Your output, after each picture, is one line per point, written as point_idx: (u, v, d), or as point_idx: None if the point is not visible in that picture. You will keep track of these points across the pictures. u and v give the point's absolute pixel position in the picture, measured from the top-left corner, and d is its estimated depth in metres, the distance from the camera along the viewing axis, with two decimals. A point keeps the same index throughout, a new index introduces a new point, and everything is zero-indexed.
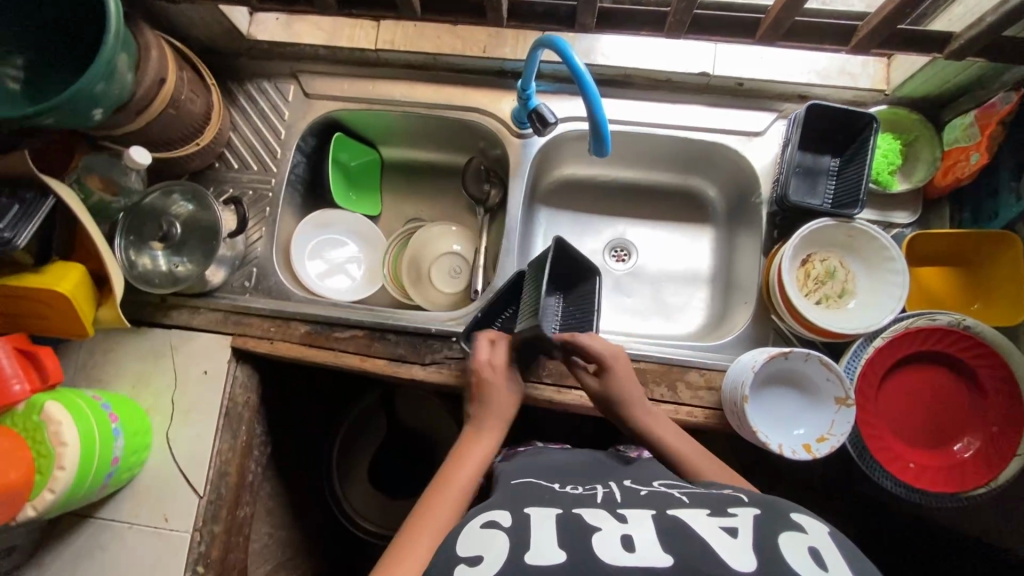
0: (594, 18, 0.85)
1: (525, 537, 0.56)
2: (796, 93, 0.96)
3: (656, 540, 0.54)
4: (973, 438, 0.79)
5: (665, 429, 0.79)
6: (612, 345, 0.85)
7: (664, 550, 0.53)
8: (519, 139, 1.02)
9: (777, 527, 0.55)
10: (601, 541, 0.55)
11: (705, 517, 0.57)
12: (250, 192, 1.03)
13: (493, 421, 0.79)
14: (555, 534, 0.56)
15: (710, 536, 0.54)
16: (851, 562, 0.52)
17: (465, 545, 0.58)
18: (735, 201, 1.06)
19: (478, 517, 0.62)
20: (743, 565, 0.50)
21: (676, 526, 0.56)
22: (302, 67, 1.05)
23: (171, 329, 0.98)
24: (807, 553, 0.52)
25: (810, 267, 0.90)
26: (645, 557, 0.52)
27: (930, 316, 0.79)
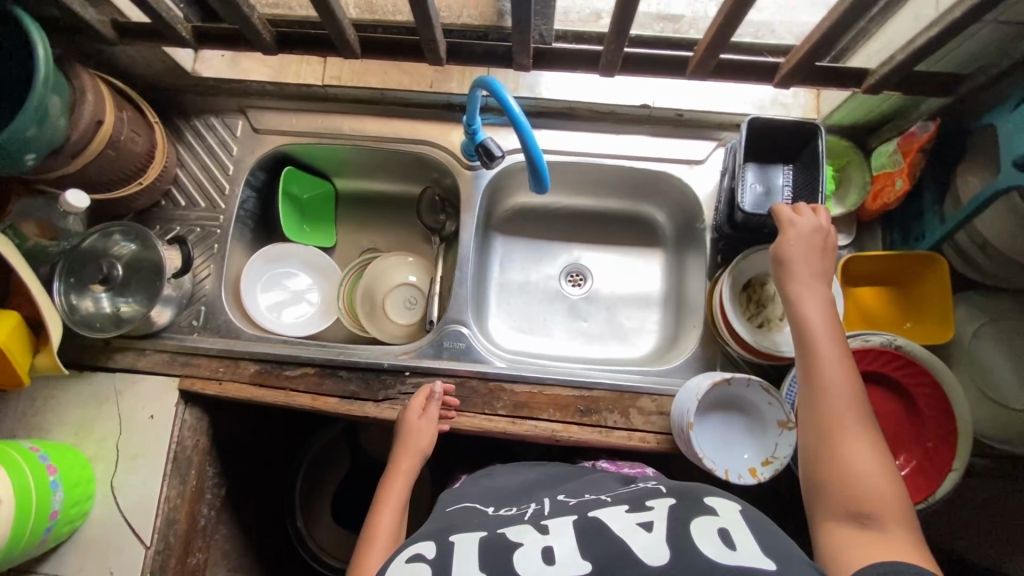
0: (530, 59, 0.86)
1: (447, 564, 0.57)
2: (733, 123, 1.00)
3: (575, 547, 0.56)
4: (910, 457, 0.82)
5: (824, 306, 0.69)
6: (820, 257, 0.74)
7: (582, 557, 0.54)
8: (469, 171, 1.03)
9: (692, 513, 0.57)
10: (522, 555, 0.56)
11: (623, 515, 0.59)
12: (197, 230, 1.01)
13: (410, 453, 0.84)
14: (476, 557, 0.57)
15: (630, 533, 0.56)
16: (762, 538, 0.53)
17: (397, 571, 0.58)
18: (683, 226, 1.09)
19: (404, 551, 0.61)
20: (652, 559, 0.52)
21: (596, 527, 0.58)
22: (251, 102, 1.05)
23: (115, 373, 0.95)
24: (718, 534, 0.54)
25: (753, 291, 0.92)
26: (563, 568, 0.54)
27: (863, 337, 0.82)
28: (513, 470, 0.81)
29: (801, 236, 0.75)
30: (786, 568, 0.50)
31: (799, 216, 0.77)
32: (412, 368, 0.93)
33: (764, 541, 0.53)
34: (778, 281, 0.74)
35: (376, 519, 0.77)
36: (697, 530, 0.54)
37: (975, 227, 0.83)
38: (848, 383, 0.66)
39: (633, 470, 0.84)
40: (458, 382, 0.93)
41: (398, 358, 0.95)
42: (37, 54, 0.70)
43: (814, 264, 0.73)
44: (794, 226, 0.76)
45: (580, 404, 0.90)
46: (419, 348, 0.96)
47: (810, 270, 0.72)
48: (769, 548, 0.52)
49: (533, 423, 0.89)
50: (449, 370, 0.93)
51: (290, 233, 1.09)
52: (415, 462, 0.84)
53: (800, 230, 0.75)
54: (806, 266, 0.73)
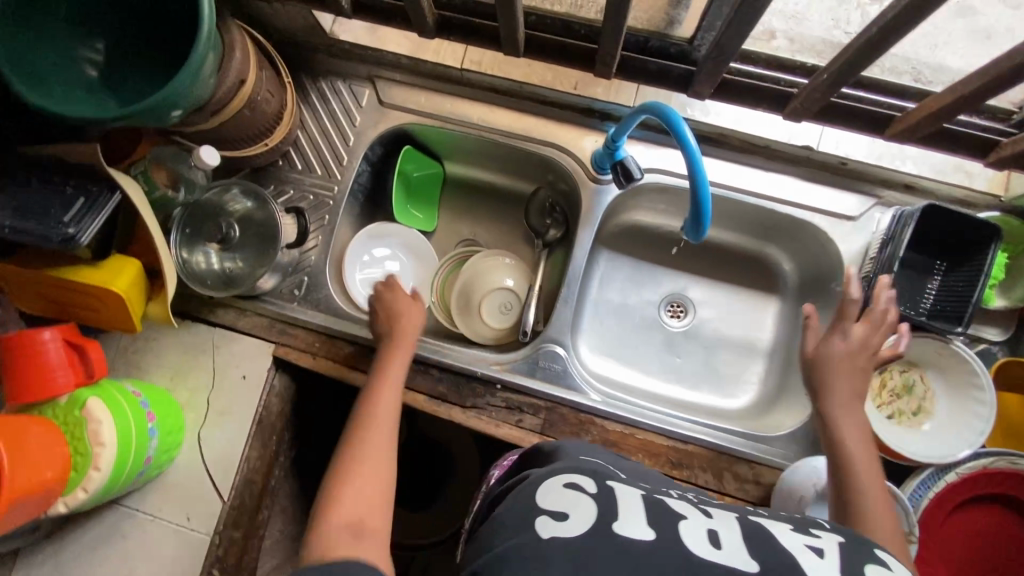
0: (711, 88, 0.80)
1: (613, 509, 0.53)
2: (902, 182, 0.90)
3: (740, 543, 0.51)
4: None
5: (859, 426, 0.70)
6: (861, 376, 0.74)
7: (750, 555, 0.50)
8: (595, 184, 0.97)
9: (864, 558, 0.51)
10: (687, 530, 0.52)
11: (789, 531, 0.54)
12: (310, 197, 1.00)
13: (400, 342, 0.87)
14: (643, 512, 0.54)
15: (800, 552, 0.51)
16: None
17: (552, 493, 0.56)
18: (811, 280, 1.01)
19: (559, 477, 0.59)
20: None
21: (761, 532, 0.53)
22: (382, 73, 1.00)
23: (215, 327, 0.97)
24: None
25: (885, 378, 0.83)
26: (730, 557, 0.49)
27: (1013, 459, 0.74)
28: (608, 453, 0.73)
29: (851, 347, 0.75)
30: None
31: (854, 322, 0.76)
32: (505, 383, 0.91)
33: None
34: (814, 391, 0.74)
35: (379, 389, 0.81)
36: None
37: None
38: (880, 502, 0.63)
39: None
40: (548, 407, 0.90)
41: (491, 369, 0.92)
42: (205, 9, 0.67)
43: (854, 376, 0.73)
44: (845, 335, 0.75)
45: (673, 456, 0.86)
46: (512, 361, 0.93)
47: (847, 386, 0.73)
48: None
49: None
50: (541, 393, 0.90)
51: (397, 211, 1.07)
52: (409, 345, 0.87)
53: (851, 342, 0.75)
54: (847, 384, 0.73)
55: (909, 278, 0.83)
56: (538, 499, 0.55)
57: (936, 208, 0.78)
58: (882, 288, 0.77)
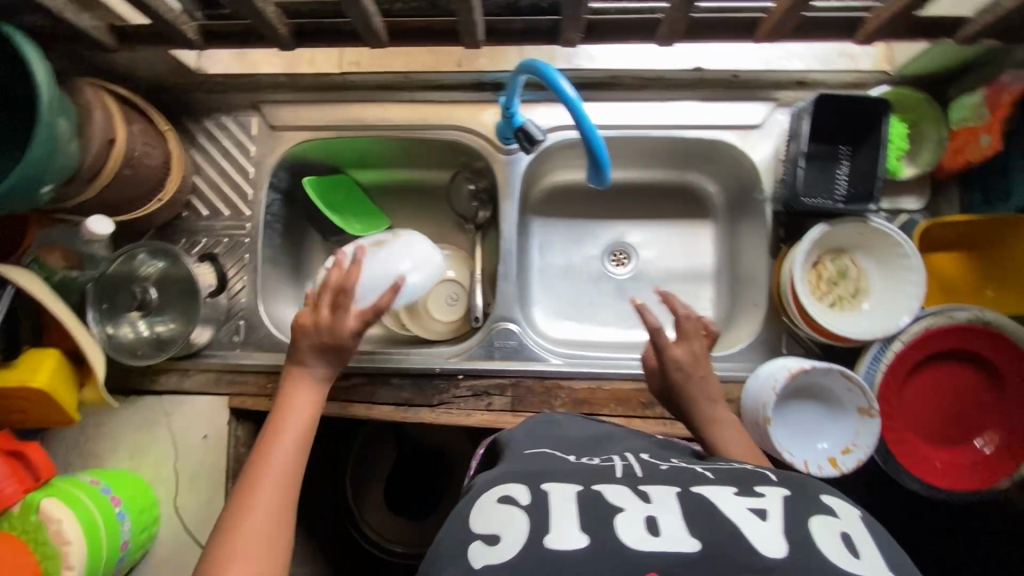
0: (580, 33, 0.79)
1: (545, 518, 0.52)
2: (795, 80, 0.91)
3: (680, 520, 0.51)
4: (993, 433, 0.77)
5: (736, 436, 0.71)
6: (707, 380, 0.76)
7: (691, 534, 0.50)
8: (504, 156, 0.96)
9: (808, 508, 0.52)
10: (623, 520, 0.51)
11: (730, 496, 0.54)
12: (225, 240, 0.97)
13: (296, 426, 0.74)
14: (576, 513, 0.52)
15: (742, 519, 0.51)
16: (886, 550, 0.50)
17: (486, 513, 0.54)
18: (736, 196, 1.02)
19: (491, 491, 0.57)
20: (773, 551, 0.48)
21: (701, 506, 0.52)
22: (263, 97, 0.98)
23: (162, 395, 0.94)
24: (841, 539, 0.49)
25: (822, 268, 0.86)
26: (670, 540, 0.49)
27: (950, 313, 0.77)
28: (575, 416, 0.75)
29: (686, 368, 0.76)
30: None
31: (675, 345, 0.77)
32: (465, 371, 0.90)
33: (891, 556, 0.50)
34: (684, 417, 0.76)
35: (280, 427, 0.73)
36: (818, 532, 0.50)
37: None
38: None
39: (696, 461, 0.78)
40: (513, 383, 0.90)
41: (450, 361, 0.91)
42: (37, 73, 0.64)
43: (697, 386, 0.75)
44: (676, 363, 0.76)
45: (643, 397, 0.88)
46: (468, 348, 0.93)
47: (703, 401, 0.74)
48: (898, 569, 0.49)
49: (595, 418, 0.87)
50: (503, 371, 0.90)
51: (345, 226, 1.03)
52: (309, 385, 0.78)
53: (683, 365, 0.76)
54: (699, 401, 0.75)
55: (817, 170, 0.83)
56: (469, 522, 0.54)
57: (831, 96, 0.79)
58: (672, 300, 0.80)
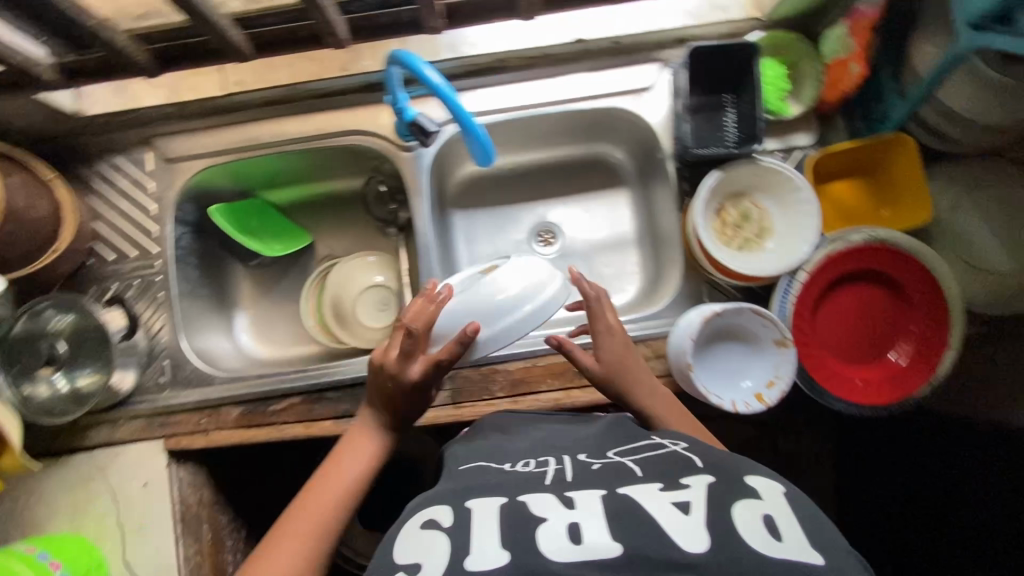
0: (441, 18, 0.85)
1: (465, 542, 0.53)
2: (674, 38, 0.93)
3: (605, 525, 0.52)
4: (905, 345, 0.81)
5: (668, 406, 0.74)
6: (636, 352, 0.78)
7: (613, 538, 0.51)
8: (407, 153, 0.95)
9: (732, 497, 0.54)
10: (546, 533, 0.52)
11: (657, 494, 0.55)
12: (137, 282, 0.94)
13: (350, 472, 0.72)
14: (498, 528, 0.53)
15: (667, 516, 0.52)
16: (808, 530, 0.52)
17: (409, 540, 0.56)
18: (643, 159, 1.04)
19: (417, 517, 0.58)
20: (694, 547, 0.50)
21: (627, 507, 0.54)
22: (154, 130, 0.96)
23: (94, 450, 0.90)
24: (764, 524, 0.52)
25: (725, 215, 0.88)
26: (592, 549, 0.50)
27: (845, 237, 0.80)
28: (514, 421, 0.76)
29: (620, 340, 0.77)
30: (834, 563, 0.49)
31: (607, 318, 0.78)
32: None
33: (811, 532, 0.52)
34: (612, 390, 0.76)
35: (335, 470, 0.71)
36: (740, 517, 0.52)
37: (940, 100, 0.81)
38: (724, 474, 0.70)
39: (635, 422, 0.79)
40: (450, 375, 0.90)
41: None
42: None
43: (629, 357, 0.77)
44: (607, 331, 0.77)
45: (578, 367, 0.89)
46: None
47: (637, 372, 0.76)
48: (817, 543, 0.51)
49: (535, 397, 0.87)
50: None
51: (261, 248, 1.03)
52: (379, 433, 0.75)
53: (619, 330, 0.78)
54: (638, 367, 0.76)
55: (705, 119, 0.87)
56: (395, 551, 0.55)
57: (704, 47, 0.82)
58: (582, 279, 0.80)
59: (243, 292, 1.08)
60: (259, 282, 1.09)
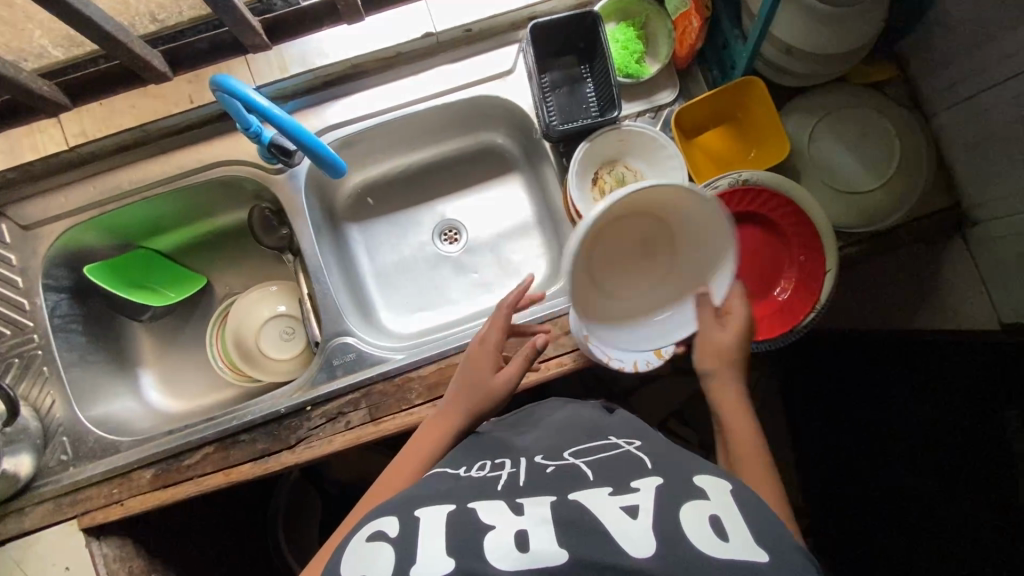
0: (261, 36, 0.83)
1: (413, 544, 0.52)
2: (524, 18, 0.94)
3: (552, 530, 0.51)
4: (787, 280, 0.84)
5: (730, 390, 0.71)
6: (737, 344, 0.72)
7: (558, 544, 0.49)
8: (281, 175, 0.93)
9: (680, 498, 0.53)
10: (494, 542, 0.51)
11: (605, 497, 0.54)
12: (17, 361, 0.89)
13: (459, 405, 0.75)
14: (443, 534, 0.52)
15: (612, 517, 0.51)
16: (754, 528, 0.50)
17: (355, 554, 0.53)
18: (524, 140, 1.05)
19: (366, 528, 0.56)
20: (640, 552, 0.47)
21: (575, 511, 0.52)
22: (4, 200, 0.90)
23: (3, 546, 0.85)
24: (709, 521, 0.50)
25: (603, 183, 0.89)
26: (537, 557, 0.49)
27: (712, 185, 0.82)
28: (505, 429, 0.75)
29: (731, 330, 0.71)
30: (777, 559, 0.48)
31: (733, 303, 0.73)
32: (312, 401, 0.87)
33: (756, 529, 0.50)
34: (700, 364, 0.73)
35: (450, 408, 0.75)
36: (687, 516, 0.51)
37: (773, 35, 0.84)
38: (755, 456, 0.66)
39: (550, 407, 0.80)
40: (363, 393, 0.88)
41: (293, 398, 0.88)
42: None
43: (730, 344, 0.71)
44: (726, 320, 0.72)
45: None
46: (309, 377, 0.90)
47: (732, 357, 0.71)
48: (762, 539, 0.50)
49: None
50: (349, 386, 0.88)
51: (147, 300, 0.99)
52: (465, 409, 0.74)
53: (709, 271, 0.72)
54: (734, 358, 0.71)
55: (564, 93, 0.89)
56: (341, 566, 0.53)
57: (546, 21, 0.83)
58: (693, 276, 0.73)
59: (144, 348, 1.04)
60: (159, 335, 1.05)
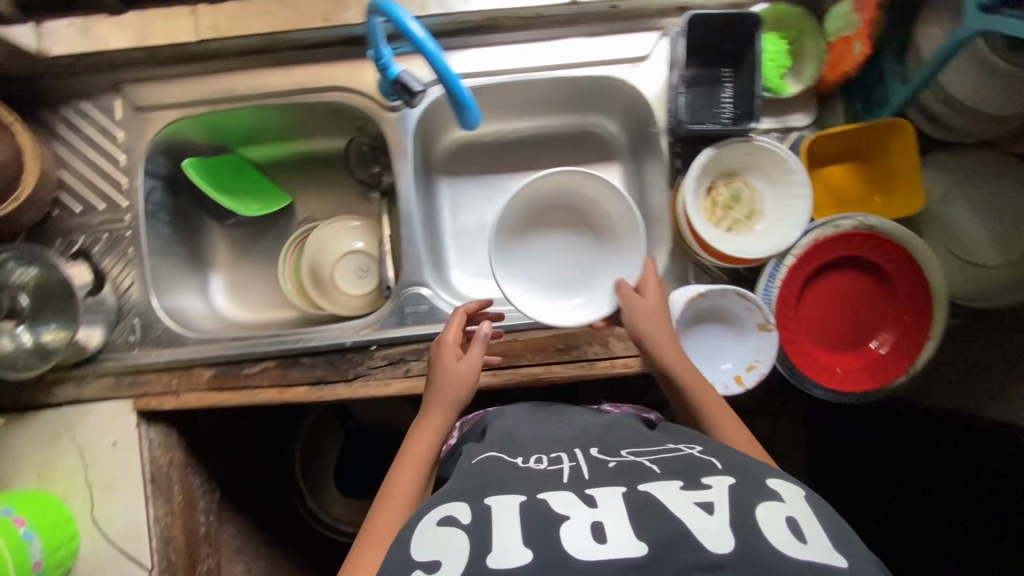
0: None
1: (487, 535, 0.53)
2: (674, 5, 0.90)
3: (629, 526, 0.52)
4: (887, 334, 0.81)
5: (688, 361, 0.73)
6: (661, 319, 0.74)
7: (637, 538, 0.51)
8: (392, 113, 0.92)
9: (756, 499, 0.54)
10: (570, 532, 0.52)
11: (679, 492, 0.55)
12: (104, 236, 0.90)
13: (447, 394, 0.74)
14: (518, 524, 0.53)
15: (690, 515, 0.53)
16: (830, 534, 0.52)
17: (426, 536, 0.55)
18: (636, 132, 1.01)
19: (436, 511, 0.57)
20: (720, 548, 0.50)
21: (651, 507, 0.54)
22: (124, 76, 0.91)
23: (61, 407, 0.88)
24: (786, 525, 0.52)
25: (716, 195, 0.86)
26: (620, 549, 0.51)
27: (835, 222, 0.79)
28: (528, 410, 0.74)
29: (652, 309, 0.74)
30: (855, 565, 0.50)
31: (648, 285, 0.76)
32: (378, 341, 0.88)
33: (831, 535, 0.52)
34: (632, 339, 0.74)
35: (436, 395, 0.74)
36: (764, 518, 0.52)
37: (940, 84, 0.79)
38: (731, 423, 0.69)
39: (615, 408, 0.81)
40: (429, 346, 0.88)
41: (361, 333, 0.88)
42: None
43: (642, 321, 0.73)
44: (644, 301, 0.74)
45: (559, 343, 0.88)
46: (379, 318, 0.90)
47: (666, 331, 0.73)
48: (838, 542, 0.52)
49: (513, 371, 0.86)
50: (416, 336, 0.88)
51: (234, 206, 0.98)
52: (452, 411, 0.73)
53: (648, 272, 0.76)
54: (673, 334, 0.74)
55: (700, 94, 0.85)
56: (411, 547, 0.55)
57: (704, 14, 0.79)
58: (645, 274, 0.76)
59: (219, 251, 1.05)
60: (234, 242, 1.06)
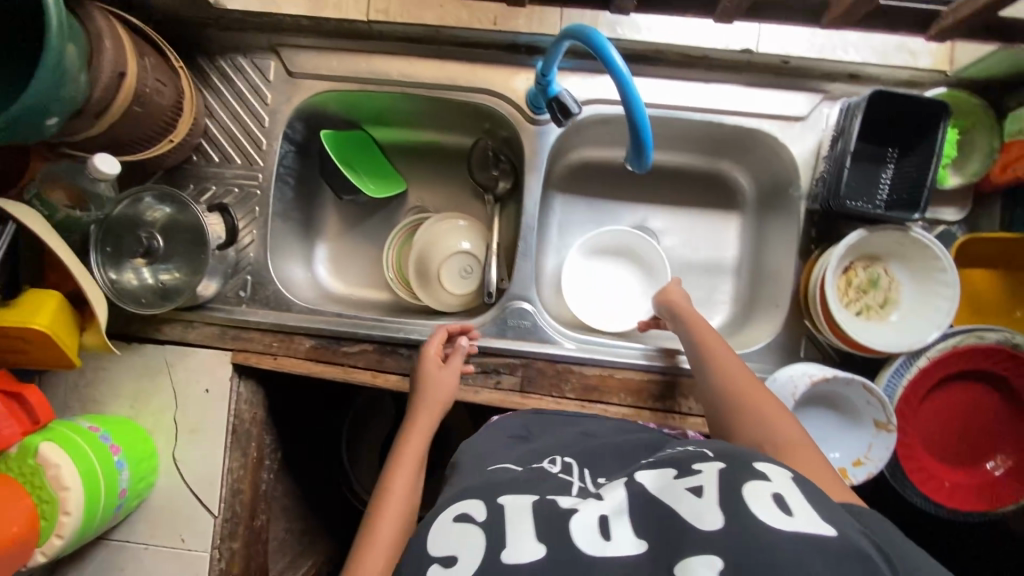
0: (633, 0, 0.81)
1: (500, 536, 0.50)
2: (846, 72, 0.87)
3: (629, 520, 0.48)
4: (1005, 457, 0.77)
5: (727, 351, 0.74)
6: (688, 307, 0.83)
7: (637, 535, 0.47)
8: (534, 125, 0.91)
9: (742, 476, 0.49)
10: (579, 525, 0.49)
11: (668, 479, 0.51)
12: (235, 190, 0.93)
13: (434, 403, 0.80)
14: (531, 526, 0.50)
15: (680, 500, 0.48)
16: (821, 507, 0.46)
17: (441, 535, 0.52)
18: (768, 190, 0.98)
19: (450, 509, 0.55)
20: (708, 524, 0.45)
21: (645, 497, 0.50)
22: (284, 40, 0.92)
23: (165, 345, 0.91)
24: (771, 498, 0.46)
25: (852, 275, 0.84)
26: (620, 546, 0.47)
27: (979, 334, 0.76)
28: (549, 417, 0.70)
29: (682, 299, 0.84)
30: (848, 535, 0.43)
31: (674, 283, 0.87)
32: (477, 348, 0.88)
33: (824, 510, 0.46)
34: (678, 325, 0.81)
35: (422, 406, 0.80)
36: (750, 493, 0.46)
37: None
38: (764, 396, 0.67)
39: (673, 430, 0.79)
40: (524, 364, 0.88)
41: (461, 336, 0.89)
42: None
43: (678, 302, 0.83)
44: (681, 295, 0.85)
45: (654, 389, 0.86)
46: (482, 325, 0.90)
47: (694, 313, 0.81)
48: (830, 515, 0.45)
49: (605, 407, 0.85)
50: (515, 351, 0.88)
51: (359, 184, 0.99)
52: (436, 415, 0.80)
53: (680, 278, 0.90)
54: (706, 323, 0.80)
55: (862, 169, 0.81)
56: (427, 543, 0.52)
57: (891, 92, 0.76)
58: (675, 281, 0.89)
59: (329, 222, 1.07)
60: (343, 215, 1.07)
